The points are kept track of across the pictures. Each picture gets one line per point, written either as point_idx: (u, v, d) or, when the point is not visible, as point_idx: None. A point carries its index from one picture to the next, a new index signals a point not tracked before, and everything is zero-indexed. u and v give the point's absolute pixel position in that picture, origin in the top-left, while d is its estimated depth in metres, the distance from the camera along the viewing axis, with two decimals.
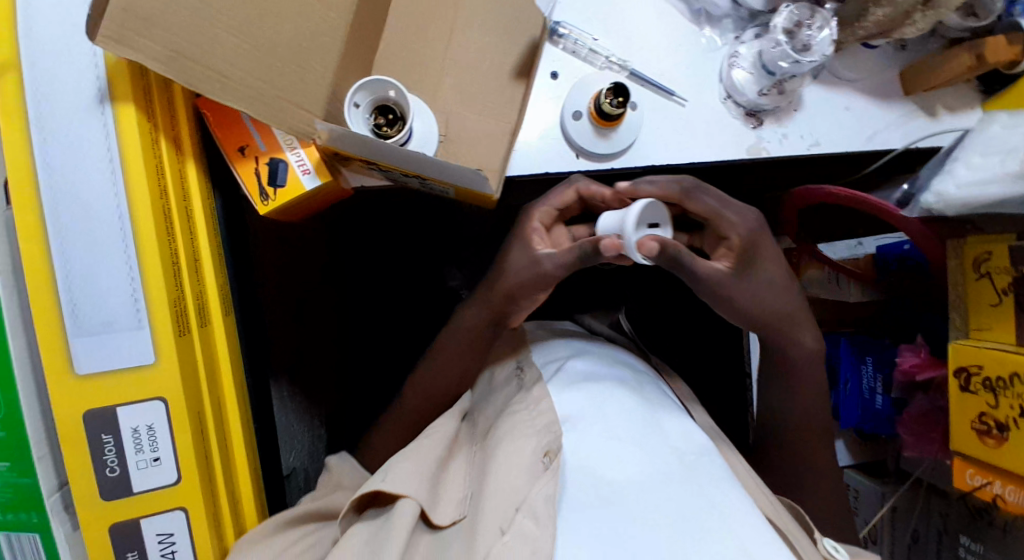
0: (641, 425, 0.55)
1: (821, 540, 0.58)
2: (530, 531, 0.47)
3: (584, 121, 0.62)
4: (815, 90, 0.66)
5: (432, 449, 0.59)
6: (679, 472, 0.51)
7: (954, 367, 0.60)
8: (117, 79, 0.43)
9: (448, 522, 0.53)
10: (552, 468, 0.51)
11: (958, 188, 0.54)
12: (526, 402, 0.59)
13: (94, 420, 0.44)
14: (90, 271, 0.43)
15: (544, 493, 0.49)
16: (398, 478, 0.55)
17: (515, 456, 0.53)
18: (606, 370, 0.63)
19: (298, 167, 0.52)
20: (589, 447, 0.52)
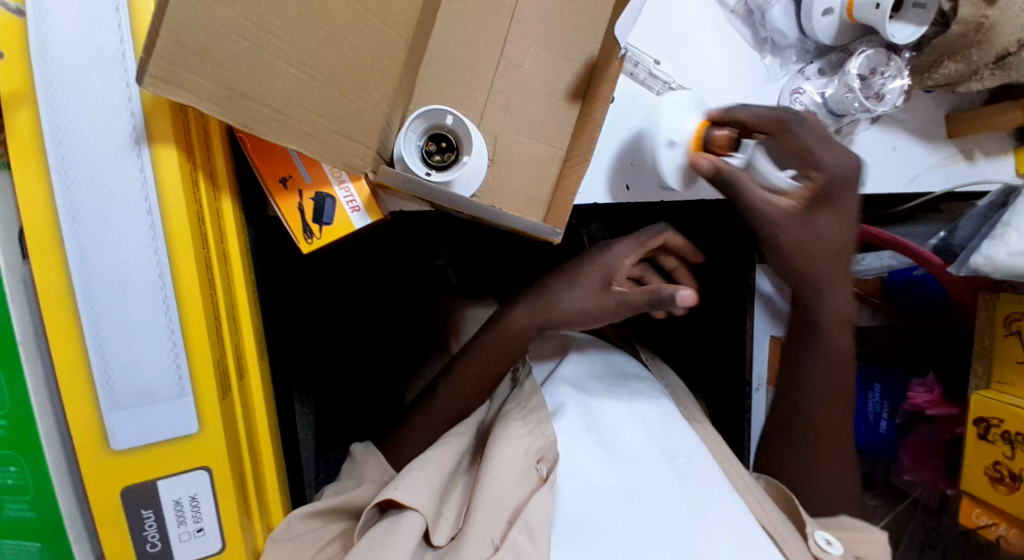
0: (633, 433, 0.56)
1: (814, 531, 0.54)
2: (524, 546, 0.47)
3: (678, 152, 0.54)
4: (870, 131, 0.64)
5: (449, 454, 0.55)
6: (669, 479, 0.52)
7: (974, 416, 0.63)
8: (157, 115, 0.37)
9: (443, 540, 0.51)
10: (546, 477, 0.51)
11: (1010, 255, 0.55)
12: (520, 406, 0.58)
13: (133, 496, 0.40)
14: (126, 336, 0.38)
15: (540, 506, 0.49)
16: (411, 486, 0.50)
17: (509, 464, 0.52)
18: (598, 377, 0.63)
19: (347, 203, 0.47)
20: (580, 455, 0.54)
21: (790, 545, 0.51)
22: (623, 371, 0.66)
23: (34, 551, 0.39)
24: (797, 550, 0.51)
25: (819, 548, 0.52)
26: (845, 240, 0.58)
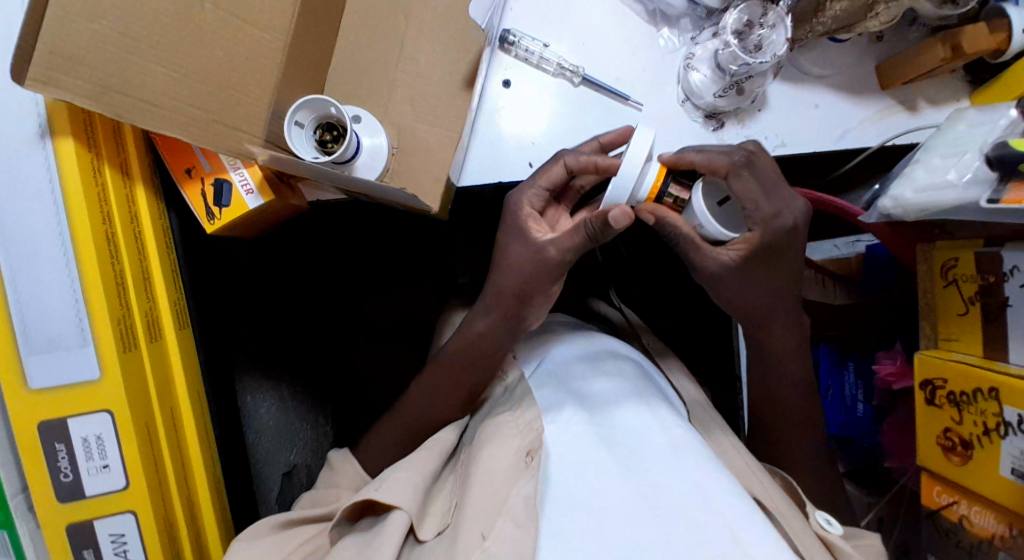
0: (630, 413, 0.54)
1: (814, 513, 0.56)
2: (510, 534, 0.47)
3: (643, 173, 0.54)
4: (781, 89, 0.63)
5: (427, 462, 0.60)
6: (664, 453, 0.49)
7: (921, 379, 0.57)
8: (55, 115, 0.46)
9: (430, 535, 0.54)
10: (532, 466, 0.51)
11: (915, 193, 0.51)
12: (512, 408, 0.59)
13: (47, 430, 0.48)
14: (37, 294, 0.46)
15: (523, 493, 0.50)
16: (390, 489, 0.55)
17: (496, 461, 0.54)
18: (590, 366, 0.62)
19: (241, 187, 0.54)
20: (569, 440, 0.52)
21: (794, 529, 0.52)
22: (618, 358, 0.65)
23: None
24: (796, 525, 0.53)
25: (819, 527, 0.54)
26: (752, 245, 0.57)
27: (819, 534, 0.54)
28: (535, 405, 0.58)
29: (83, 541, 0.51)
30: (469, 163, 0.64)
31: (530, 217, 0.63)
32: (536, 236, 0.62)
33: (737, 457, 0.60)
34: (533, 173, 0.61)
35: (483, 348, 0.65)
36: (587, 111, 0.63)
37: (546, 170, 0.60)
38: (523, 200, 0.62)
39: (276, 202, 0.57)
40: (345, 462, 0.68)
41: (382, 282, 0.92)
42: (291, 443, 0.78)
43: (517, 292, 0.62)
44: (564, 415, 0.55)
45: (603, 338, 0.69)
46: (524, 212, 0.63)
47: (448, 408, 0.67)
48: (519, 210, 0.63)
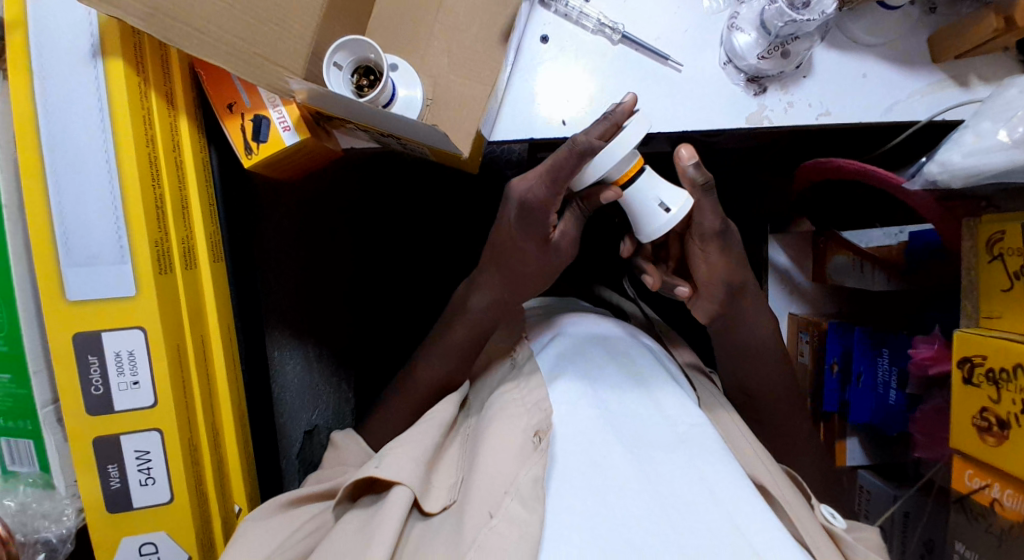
0: (638, 401, 0.52)
1: (820, 507, 0.54)
2: (519, 514, 0.44)
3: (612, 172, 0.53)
4: (827, 56, 0.61)
5: (430, 432, 0.56)
6: (670, 445, 0.49)
7: (958, 357, 0.55)
8: (108, 36, 0.48)
9: (437, 509, 0.50)
10: (542, 448, 0.48)
11: (963, 157, 0.49)
12: (518, 381, 0.56)
13: (82, 343, 0.50)
14: (81, 207, 0.48)
15: (532, 474, 0.46)
16: (394, 464, 0.51)
17: (506, 442, 0.50)
18: (595, 347, 0.58)
19: (280, 124, 0.55)
20: (582, 415, 0.50)
21: (799, 517, 0.50)
22: (626, 341, 0.61)
23: (7, 382, 0.50)
24: (803, 517, 0.50)
25: (825, 520, 0.51)
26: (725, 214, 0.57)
27: (826, 527, 0.51)
28: (546, 380, 0.54)
29: (109, 456, 0.52)
30: (501, 117, 0.63)
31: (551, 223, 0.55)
32: (556, 236, 0.57)
33: (741, 437, 0.56)
34: (548, 176, 0.51)
35: (490, 318, 0.62)
36: (627, 70, 0.62)
37: (569, 173, 0.50)
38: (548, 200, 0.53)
39: (313, 141, 0.57)
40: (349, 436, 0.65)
41: (401, 255, 0.94)
42: (317, 404, 0.80)
43: (532, 278, 0.59)
44: (576, 399, 0.51)
45: (608, 320, 0.66)
46: (552, 217, 0.55)
47: (460, 377, 0.63)
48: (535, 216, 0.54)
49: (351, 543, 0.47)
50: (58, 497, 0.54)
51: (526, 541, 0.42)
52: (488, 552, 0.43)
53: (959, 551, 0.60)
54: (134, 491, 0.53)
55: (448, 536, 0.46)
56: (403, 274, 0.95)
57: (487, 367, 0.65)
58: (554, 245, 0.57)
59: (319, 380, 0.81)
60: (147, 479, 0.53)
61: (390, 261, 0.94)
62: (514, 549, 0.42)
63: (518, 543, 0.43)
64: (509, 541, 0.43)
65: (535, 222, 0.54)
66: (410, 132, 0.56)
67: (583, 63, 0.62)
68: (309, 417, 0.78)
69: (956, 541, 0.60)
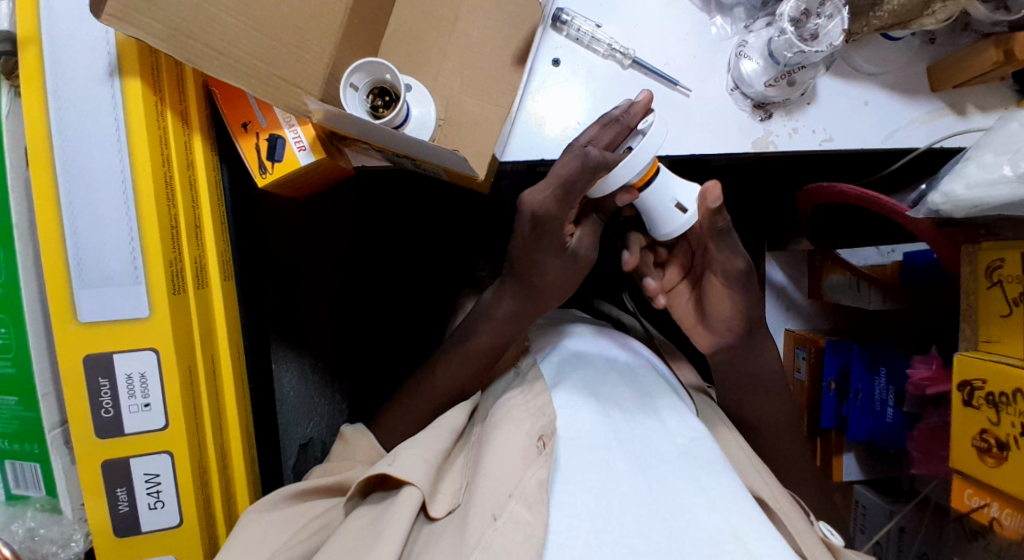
0: (640, 414, 0.52)
1: (818, 523, 0.56)
2: (522, 515, 0.43)
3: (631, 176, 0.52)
4: (831, 84, 0.63)
5: (438, 438, 0.54)
6: (676, 454, 0.49)
7: (958, 380, 0.56)
8: (126, 55, 0.47)
9: (442, 513, 0.48)
10: (547, 453, 0.46)
11: (966, 189, 0.52)
12: (521, 387, 0.55)
13: (93, 365, 0.49)
14: (95, 229, 0.48)
15: (536, 478, 0.45)
16: (405, 463, 0.49)
17: (508, 442, 0.48)
18: (597, 355, 0.58)
19: (295, 144, 0.54)
20: (580, 429, 0.49)
21: (797, 528, 0.51)
22: (631, 354, 0.61)
23: (14, 404, 0.50)
24: (800, 526, 0.51)
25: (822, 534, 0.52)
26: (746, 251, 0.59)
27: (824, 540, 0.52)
28: (548, 385, 0.54)
29: (117, 479, 0.51)
30: (513, 139, 0.63)
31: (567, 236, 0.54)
32: (575, 242, 0.55)
33: (740, 452, 0.57)
34: (565, 189, 0.50)
35: (511, 325, 0.60)
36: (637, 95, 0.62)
37: (586, 184, 0.49)
38: (565, 216, 0.52)
39: (327, 160, 0.57)
40: (361, 432, 0.63)
41: (407, 277, 0.93)
42: (313, 417, 0.80)
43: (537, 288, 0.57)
44: (578, 404, 0.51)
45: (618, 336, 0.65)
46: (566, 226, 0.53)
47: (465, 391, 0.63)
48: (557, 226, 0.52)
49: (361, 540, 0.46)
50: (66, 521, 0.54)
51: (530, 544, 0.41)
52: (492, 554, 0.41)
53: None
54: (143, 515, 0.53)
55: (451, 537, 0.44)
56: (404, 295, 0.93)
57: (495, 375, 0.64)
58: (573, 251, 0.55)
59: (315, 393, 0.81)
60: (157, 502, 0.52)
61: (391, 280, 0.93)
62: (523, 552, 0.41)
63: (523, 545, 0.41)
64: (515, 542, 0.41)
65: (550, 235, 0.53)
66: (422, 154, 0.56)
67: (592, 87, 0.62)
68: (305, 431, 0.78)
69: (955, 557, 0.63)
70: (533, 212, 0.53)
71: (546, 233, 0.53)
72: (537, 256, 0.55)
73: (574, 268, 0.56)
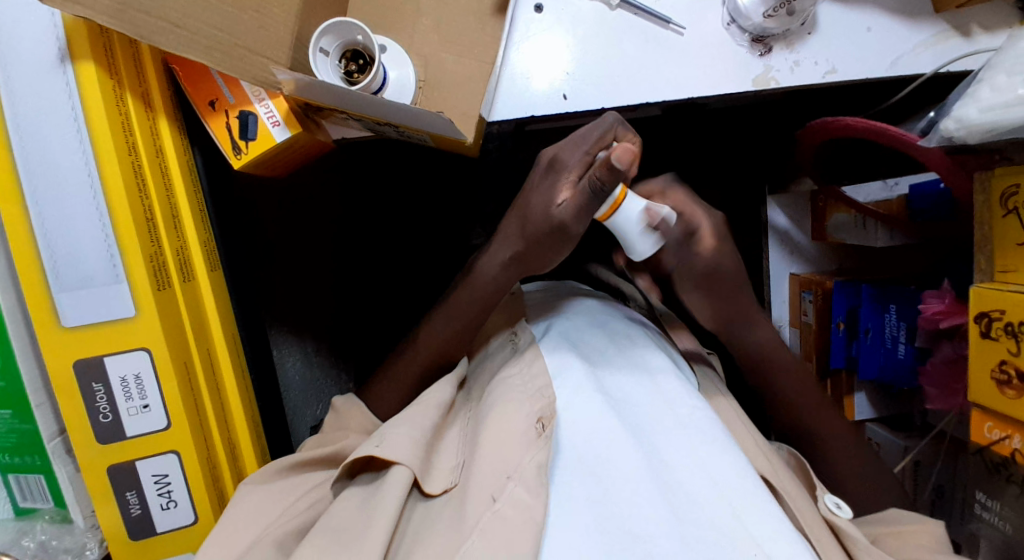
0: (636, 386, 0.50)
1: (823, 495, 0.51)
2: (522, 499, 0.42)
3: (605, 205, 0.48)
4: (831, 10, 0.59)
5: (426, 414, 0.51)
6: (669, 430, 0.47)
7: (976, 312, 0.55)
8: (75, 37, 0.44)
9: (438, 491, 0.47)
10: (546, 436, 0.44)
11: (980, 113, 0.49)
12: (521, 364, 0.52)
13: (84, 370, 0.47)
14: (67, 230, 0.45)
15: (535, 461, 0.43)
16: (393, 444, 0.47)
17: (507, 425, 0.46)
18: (593, 331, 0.56)
19: (268, 119, 0.51)
20: (583, 407, 0.46)
21: (802, 509, 0.48)
22: (626, 324, 0.59)
23: (8, 417, 0.49)
24: (800, 503, 0.49)
25: (827, 511, 0.49)
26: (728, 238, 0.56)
27: (826, 520, 0.49)
28: (547, 363, 0.51)
29: (127, 483, 0.51)
30: (500, 98, 0.59)
31: (562, 190, 0.48)
32: (559, 206, 0.48)
33: (739, 422, 0.55)
34: (582, 134, 0.49)
35: (499, 284, 0.56)
36: (627, 38, 0.58)
37: (598, 134, 0.48)
38: (572, 159, 0.48)
39: (304, 135, 0.53)
40: (352, 403, 0.61)
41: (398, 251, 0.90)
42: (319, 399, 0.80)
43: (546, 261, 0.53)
44: (576, 382, 0.48)
45: (606, 306, 0.63)
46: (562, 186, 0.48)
47: (454, 357, 0.60)
48: (562, 165, 0.49)
49: (352, 523, 0.45)
50: (78, 530, 0.53)
51: (529, 530, 0.40)
52: (492, 539, 0.40)
53: (980, 500, 0.62)
54: (156, 516, 0.52)
55: (449, 523, 0.43)
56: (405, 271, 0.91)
57: (486, 342, 0.62)
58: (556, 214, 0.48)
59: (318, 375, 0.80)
60: (169, 502, 0.52)
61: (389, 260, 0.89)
62: (523, 538, 0.40)
63: (523, 528, 0.40)
64: (514, 527, 0.40)
65: (546, 182, 0.50)
66: (405, 118, 0.52)
67: (579, 34, 0.58)
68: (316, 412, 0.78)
69: (977, 490, 0.61)
70: (547, 160, 0.51)
71: (550, 177, 0.50)
72: (532, 200, 0.50)
73: (549, 230, 0.49)
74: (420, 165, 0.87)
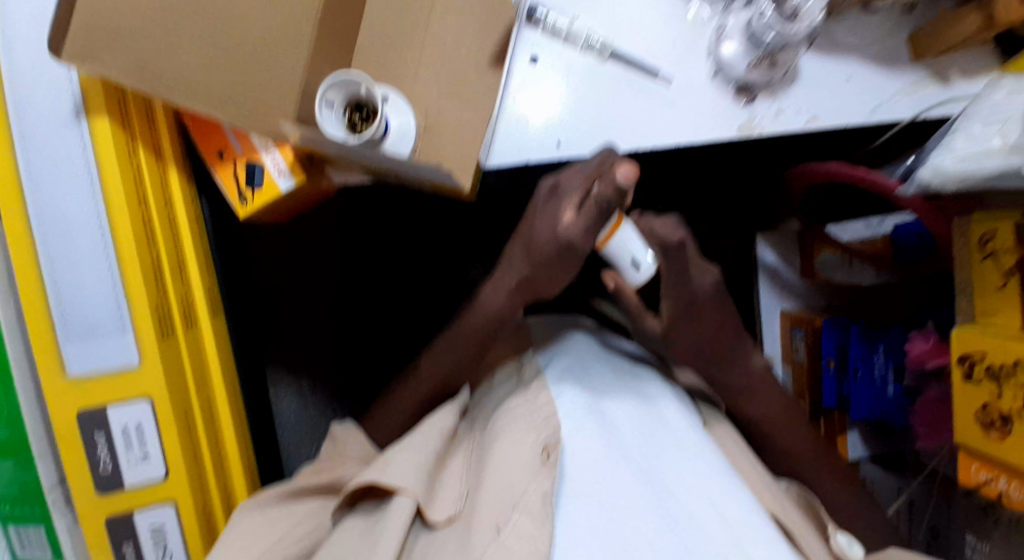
0: (639, 424, 0.51)
1: (835, 534, 0.51)
2: (526, 529, 0.41)
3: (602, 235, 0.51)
4: (812, 62, 0.61)
5: (430, 442, 0.51)
6: (676, 470, 0.48)
7: (958, 354, 0.56)
8: (92, 98, 0.45)
9: (442, 518, 0.46)
10: (551, 463, 0.45)
11: (955, 162, 0.51)
12: (525, 395, 0.52)
13: (86, 420, 0.48)
14: (76, 282, 0.46)
15: (540, 490, 0.43)
16: (396, 471, 0.47)
17: (514, 452, 0.46)
18: (599, 366, 0.57)
19: (274, 168, 0.53)
20: (588, 440, 0.48)
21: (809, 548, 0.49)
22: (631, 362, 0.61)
23: (10, 468, 0.49)
24: (812, 544, 0.49)
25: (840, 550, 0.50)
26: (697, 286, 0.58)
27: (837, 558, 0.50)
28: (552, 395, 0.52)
29: (123, 532, 0.51)
30: (497, 142, 0.61)
31: (566, 211, 0.50)
32: (565, 226, 0.49)
33: (741, 454, 0.55)
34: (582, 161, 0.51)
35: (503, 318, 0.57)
36: (617, 89, 0.60)
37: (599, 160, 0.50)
38: (574, 184, 0.50)
39: (308, 183, 0.55)
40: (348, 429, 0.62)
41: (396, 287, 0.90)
42: None
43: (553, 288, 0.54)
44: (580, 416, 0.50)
45: (612, 344, 0.64)
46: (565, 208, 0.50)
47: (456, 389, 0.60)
48: (564, 190, 0.51)
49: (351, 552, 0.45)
50: None
51: None
52: None
53: (971, 541, 0.63)
54: None
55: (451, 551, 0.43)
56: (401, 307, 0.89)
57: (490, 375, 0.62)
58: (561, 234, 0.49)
59: None
60: (164, 552, 0.52)
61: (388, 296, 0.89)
62: None
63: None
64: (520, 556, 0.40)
65: (549, 206, 0.52)
66: None
67: (571, 81, 0.60)
68: None
69: (967, 533, 0.63)
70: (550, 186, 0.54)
71: (553, 204, 0.52)
72: (539, 225, 0.52)
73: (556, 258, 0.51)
74: (419, 207, 0.87)
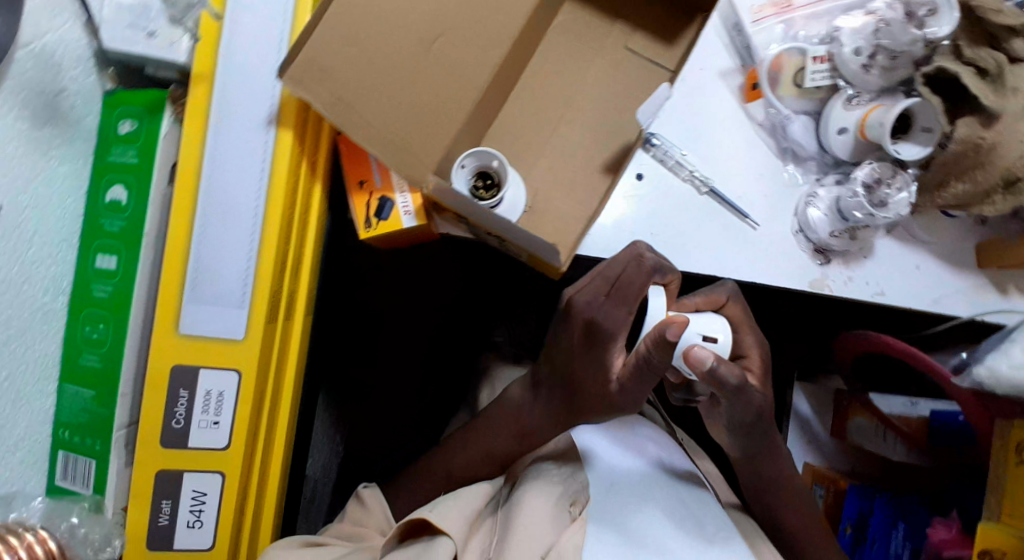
0: (665, 516, 0.57)
1: None
2: None
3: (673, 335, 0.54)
4: (887, 244, 0.67)
5: (468, 500, 0.57)
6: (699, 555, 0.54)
7: (978, 549, 0.58)
8: (286, 109, 0.53)
9: None
10: (580, 518, 0.54)
11: (1010, 367, 0.55)
12: (556, 467, 0.60)
13: (179, 376, 0.52)
14: (217, 253, 0.51)
15: (572, 542, 0.52)
16: (443, 513, 0.53)
17: (544, 509, 0.54)
18: (629, 456, 0.63)
19: (402, 208, 0.59)
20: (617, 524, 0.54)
21: None
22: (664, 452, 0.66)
23: (90, 398, 0.52)
24: None
25: None
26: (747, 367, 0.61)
27: None
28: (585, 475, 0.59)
29: (167, 490, 0.53)
30: (589, 238, 0.65)
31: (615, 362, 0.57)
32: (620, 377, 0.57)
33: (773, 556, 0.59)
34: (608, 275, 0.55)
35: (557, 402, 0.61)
36: (709, 221, 0.66)
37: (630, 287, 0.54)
38: (611, 322, 0.56)
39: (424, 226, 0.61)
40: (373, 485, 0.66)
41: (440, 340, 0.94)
42: None
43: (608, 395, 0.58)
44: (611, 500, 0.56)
45: (647, 427, 0.70)
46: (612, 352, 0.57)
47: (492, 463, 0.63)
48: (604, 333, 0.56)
49: None
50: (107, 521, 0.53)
51: None
52: None
53: None
54: (179, 530, 0.54)
55: None
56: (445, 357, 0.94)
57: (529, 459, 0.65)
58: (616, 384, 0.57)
59: None
60: (196, 521, 0.54)
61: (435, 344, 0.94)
62: None
63: None
64: None
65: (593, 340, 0.57)
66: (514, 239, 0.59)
67: (668, 205, 0.65)
68: None
69: None
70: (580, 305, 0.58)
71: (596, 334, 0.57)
72: (583, 372, 0.59)
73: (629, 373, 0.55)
74: (491, 268, 0.93)
